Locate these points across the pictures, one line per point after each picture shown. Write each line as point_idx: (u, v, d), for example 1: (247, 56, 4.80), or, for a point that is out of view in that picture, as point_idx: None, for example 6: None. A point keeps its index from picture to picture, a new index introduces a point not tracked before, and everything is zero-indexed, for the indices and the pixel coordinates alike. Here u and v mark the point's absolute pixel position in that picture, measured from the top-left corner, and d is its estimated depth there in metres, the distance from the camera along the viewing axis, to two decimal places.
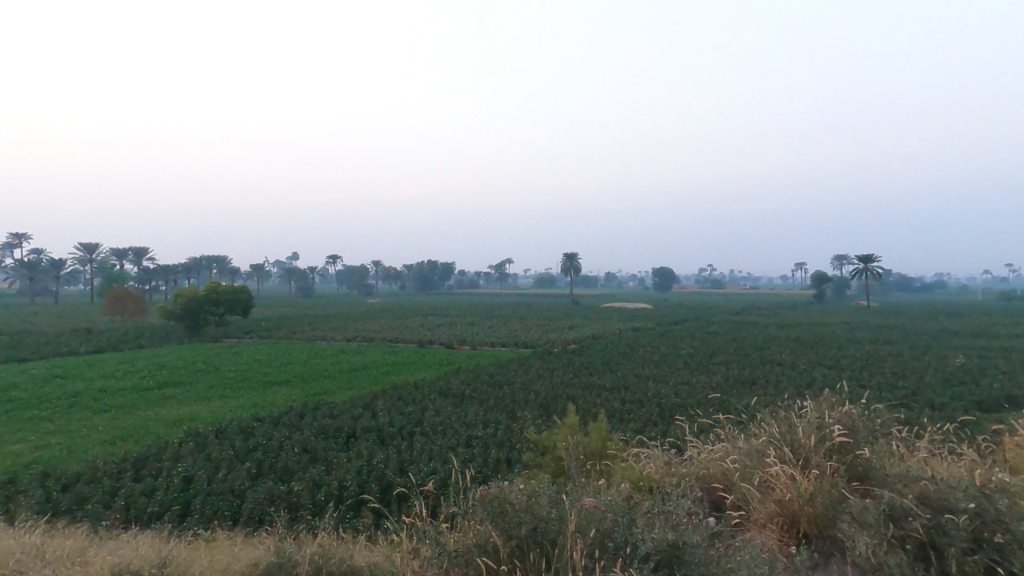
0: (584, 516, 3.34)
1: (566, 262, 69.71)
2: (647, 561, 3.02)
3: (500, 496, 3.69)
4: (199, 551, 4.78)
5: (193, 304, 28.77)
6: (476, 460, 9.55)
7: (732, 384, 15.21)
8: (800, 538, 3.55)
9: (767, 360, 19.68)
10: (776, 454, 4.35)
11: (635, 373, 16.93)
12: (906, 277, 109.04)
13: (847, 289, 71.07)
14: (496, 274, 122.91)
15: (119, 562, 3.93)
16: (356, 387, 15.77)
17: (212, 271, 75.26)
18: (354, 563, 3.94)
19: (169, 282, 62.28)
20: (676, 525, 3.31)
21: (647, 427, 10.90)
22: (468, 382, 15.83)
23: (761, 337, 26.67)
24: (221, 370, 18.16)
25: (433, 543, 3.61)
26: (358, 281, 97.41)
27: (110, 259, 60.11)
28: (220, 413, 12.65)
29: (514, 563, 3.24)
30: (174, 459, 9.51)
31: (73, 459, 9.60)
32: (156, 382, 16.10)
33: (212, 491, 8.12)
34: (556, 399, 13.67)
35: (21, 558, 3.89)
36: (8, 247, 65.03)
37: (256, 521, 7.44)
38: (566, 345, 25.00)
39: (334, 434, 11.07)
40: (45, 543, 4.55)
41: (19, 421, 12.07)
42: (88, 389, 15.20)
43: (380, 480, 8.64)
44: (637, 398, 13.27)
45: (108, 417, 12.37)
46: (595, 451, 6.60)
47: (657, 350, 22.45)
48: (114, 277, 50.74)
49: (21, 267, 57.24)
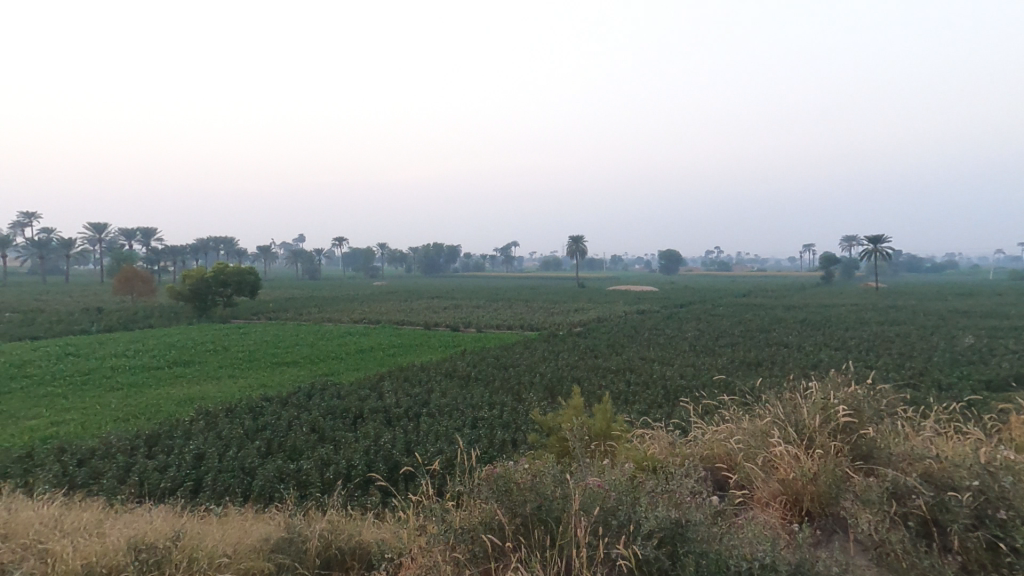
0: (588, 494, 3.39)
1: (570, 244, 69.39)
2: (650, 538, 3.07)
3: (505, 475, 3.70)
4: (212, 525, 4.89)
5: (201, 285, 28.88)
6: (481, 441, 9.64)
7: (737, 366, 15.19)
8: (804, 516, 3.58)
9: (773, 342, 19.67)
10: (781, 435, 4.37)
11: (641, 356, 16.95)
12: (916, 259, 107.77)
13: (854, 271, 70.80)
14: (501, 257, 122.54)
15: (135, 534, 4.05)
16: (364, 368, 15.94)
17: (220, 253, 75.70)
18: (363, 541, 4.06)
19: (177, 264, 62.94)
20: (680, 504, 3.36)
21: (651, 408, 10.96)
22: (474, 364, 15.94)
23: (766, 320, 26.55)
24: (230, 350, 18.37)
25: (439, 520, 3.68)
26: (363, 263, 97.52)
27: (120, 239, 60.69)
28: (230, 392, 12.82)
29: (519, 541, 3.32)
30: (185, 437, 9.66)
31: (87, 435, 9.79)
32: (167, 362, 16.31)
33: (223, 468, 8.26)
34: (560, 381, 13.73)
35: (41, 528, 4.01)
36: (19, 226, 65.69)
37: (266, 498, 7.58)
38: (572, 327, 25.09)
39: (342, 414, 11.23)
40: (63, 515, 4.67)
41: (33, 398, 12.29)
42: (99, 368, 15.41)
43: (387, 459, 8.76)
44: (643, 380, 13.36)
45: (121, 395, 12.59)
46: (599, 431, 6.66)
47: (663, 332, 22.42)
48: (122, 258, 51.06)
49: (32, 246, 57.79)
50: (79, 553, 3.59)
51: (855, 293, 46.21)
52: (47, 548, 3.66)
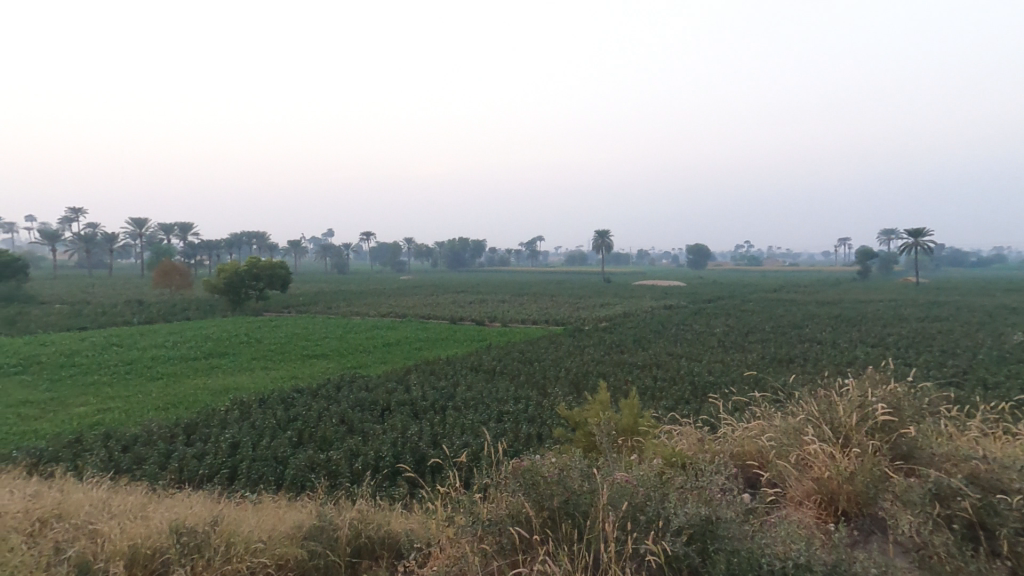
0: (616, 488, 3.39)
1: (597, 240, 68.72)
2: (680, 534, 3.05)
3: (533, 468, 3.71)
4: (246, 512, 5.03)
5: (235, 278, 29.62)
6: (507, 435, 9.68)
7: (768, 362, 14.86)
8: (839, 516, 3.51)
9: (807, 338, 19.18)
10: (815, 433, 4.28)
11: (668, 351, 16.78)
12: (959, 255, 103.31)
13: (893, 266, 68.38)
14: (527, 252, 122.65)
15: (177, 518, 4.21)
16: (390, 361, 16.16)
17: (252, 247, 77.80)
18: (389, 530, 4.18)
19: (214, 257, 65.04)
20: (710, 500, 3.33)
21: (678, 404, 10.86)
22: (499, 358, 16.04)
23: (798, 316, 25.83)
24: (263, 342, 18.86)
25: (467, 513, 3.70)
26: (390, 258, 98.72)
27: (159, 234, 62.92)
28: (262, 383, 13.18)
29: (547, 534, 3.33)
30: (221, 426, 9.98)
31: (130, 422, 10.19)
32: (204, 353, 16.88)
33: (257, 457, 8.49)
34: (586, 375, 13.74)
35: (91, 510, 4.19)
36: (67, 221, 68.74)
37: (298, 487, 7.78)
38: (597, 321, 25.05)
39: (370, 405, 11.44)
40: (113, 498, 4.88)
41: (81, 385, 12.87)
42: (141, 358, 16.03)
43: (414, 451, 8.90)
44: (670, 375, 13.24)
45: (161, 384, 13.07)
46: (627, 427, 6.63)
47: (690, 327, 22.22)
48: (162, 252, 52.75)
49: (78, 241, 60.24)
50: (126, 534, 3.76)
51: (896, 289, 44.22)
52: (97, 528, 3.82)
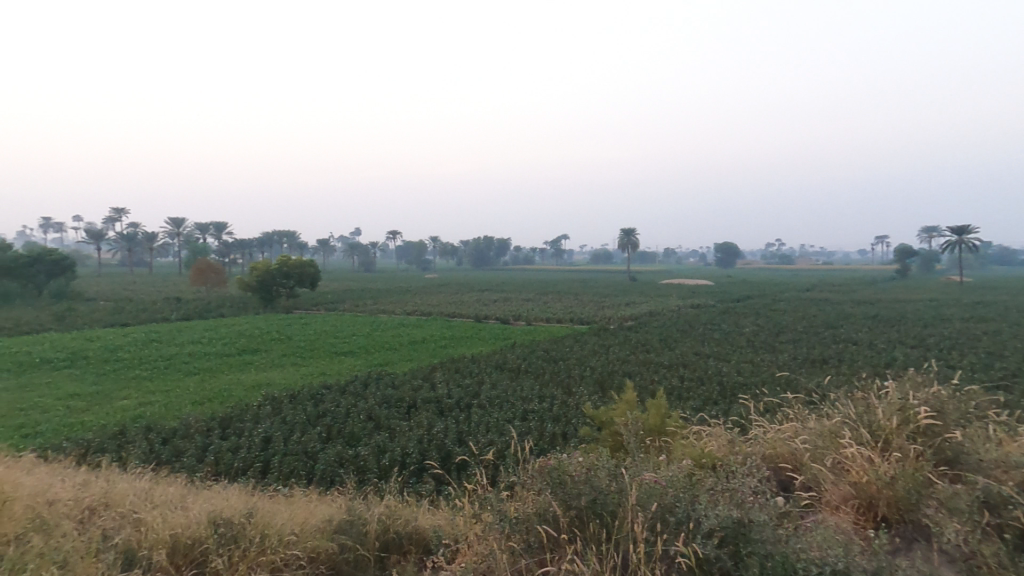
0: (644, 488, 3.35)
1: (623, 238, 68.07)
2: (711, 537, 3.01)
3: (559, 467, 3.70)
4: (279, 505, 5.15)
5: (266, 276, 30.33)
6: (532, 433, 9.68)
7: (800, 363, 14.51)
8: (879, 522, 3.41)
9: (841, 339, 18.65)
10: (852, 436, 4.16)
11: (695, 351, 16.53)
12: (1004, 253, 98.87)
13: (933, 265, 65.90)
14: (551, 250, 122.35)
15: (215, 509, 4.33)
16: (416, 359, 16.32)
17: (283, 246, 79.61)
18: (417, 526, 4.22)
19: (246, 255, 66.73)
20: (742, 503, 3.27)
21: (706, 404, 10.69)
22: (524, 356, 16.05)
23: (831, 315, 25.17)
24: (293, 339, 19.27)
25: (494, 510, 3.71)
26: (416, 257, 99.74)
27: (195, 234, 64.93)
28: (293, 379, 13.47)
29: (574, 533, 3.32)
30: (253, 421, 10.24)
31: (169, 416, 10.54)
32: (237, 349, 17.33)
33: (288, 452, 8.68)
34: (611, 374, 13.64)
35: (136, 499, 4.35)
36: (110, 221, 71.58)
37: (328, 481, 7.93)
38: (623, 320, 24.84)
39: (396, 402, 11.58)
40: (156, 488, 5.06)
41: (123, 379, 13.37)
42: (178, 353, 16.56)
43: (439, 448, 8.98)
44: (698, 375, 13.04)
45: (197, 379, 13.47)
46: (654, 427, 6.56)
47: (719, 327, 21.85)
48: (198, 250, 54.34)
49: (120, 240, 62.62)
50: (168, 523, 3.88)
51: (936, 288, 42.61)
52: (141, 517, 3.97)
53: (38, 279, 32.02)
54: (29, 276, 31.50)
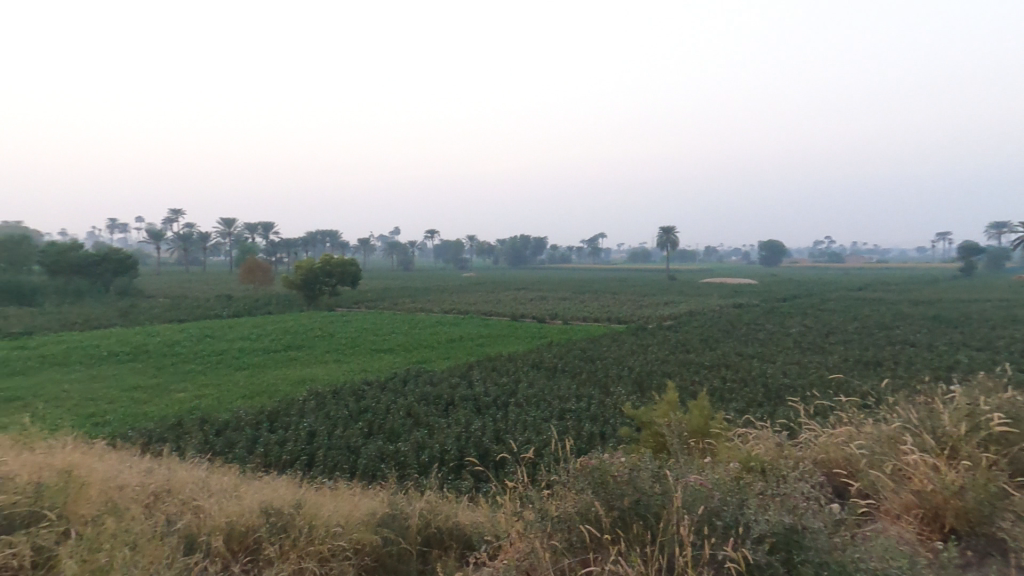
0: (690, 491, 3.26)
1: (662, 236, 66.98)
2: (761, 542, 2.90)
3: (601, 467, 3.65)
4: (326, 497, 5.26)
5: (309, 275, 31.21)
6: (570, 432, 9.62)
7: (852, 365, 13.93)
8: (947, 534, 3.22)
9: (896, 341, 17.77)
10: (914, 443, 3.95)
11: (738, 351, 16.08)
12: None
13: (997, 263, 62.03)
14: (588, 249, 121.47)
15: (267, 499, 4.48)
16: (453, 357, 16.48)
17: (325, 245, 81.91)
18: (457, 522, 4.24)
19: (291, 254, 68.94)
20: (794, 508, 3.15)
21: (750, 407, 10.38)
22: (560, 355, 15.99)
23: (885, 316, 24.02)
24: (335, 336, 19.77)
25: (535, 509, 3.70)
26: (453, 256, 100.82)
27: (244, 234, 67.58)
28: (336, 375, 13.82)
29: (617, 534, 3.27)
30: (299, 415, 10.55)
31: (222, 408, 10.99)
32: (283, 345, 17.91)
33: (332, 446, 8.91)
34: (650, 374, 13.42)
35: (196, 487, 4.55)
36: (167, 222, 75.36)
37: (370, 475, 8.09)
38: (662, 320, 24.43)
39: (434, 399, 11.71)
40: (215, 478, 5.27)
41: (179, 373, 14.03)
42: (229, 348, 17.26)
43: (477, 446, 9.03)
44: (741, 376, 12.69)
45: (247, 374, 14.00)
46: (697, 429, 6.40)
47: (762, 327, 21.21)
48: (246, 250, 56.46)
49: (176, 240, 65.80)
50: (225, 511, 4.04)
51: (1004, 288, 39.93)
52: (199, 504, 4.13)
53: (104, 277, 34.03)
54: (96, 274, 33.60)
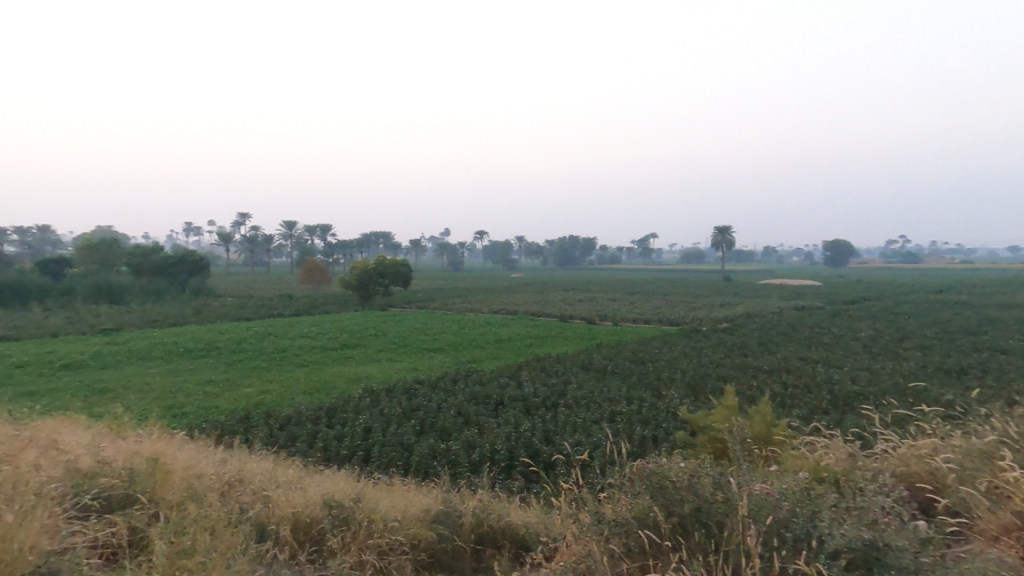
0: (755, 500, 3.08)
1: (716, 236, 64.94)
2: (837, 558, 2.69)
3: (659, 471, 3.52)
4: (383, 492, 5.34)
5: (363, 275, 32.13)
6: (621, 435, 9.42)
7: (931, 373, 12.96)
8: None
9: (982, 347, 16.40)
10: (1013, 459, 3.59)
11: (801, 356, 15.32)
12: None
13: None
14: (637, 249, 119.44)
15: (329, 492, 4.59)
16: (502, 357, 16.52)
17: (378, 246, 84.24)
18: (511, 522, 4.21)
19: (346, 255, 71.28)
20: (873, 523, 2.91)
21: (815, 414, 9.85)
22: (611, 357, 15.73)
23: (968, 321, 22.24)
24: (388, 336, 20.24)
25: (591, 512, 3.61)
26: (500, 257, 101.46)
27: (304, 236, 70.45)
28: (389, 374, 14.13)
29: (677, 541, 3.13)
30: (354, 411, 10.83)
31: (284, 403, 11.45)
32: (339, 343, 18.50)
33: (386, 442, 9.09)
34: (705, 378, 12.99)
35: (266, 478, 4.73)
36: (235, 225, 79.67)
37: (422, 472, 8.20)
38: (717, 322, 23.64)
39: (484, 399, 11.76)
40: (284, 470, 5.46)
41: (245, 368, 14.74)
42: (291, 346, 17.99)
43: (527, 446, 8.99)
44: (804, 382, 12.07)
45: (306, 371, 14.54)
46: (760, 436, 6.11)
47: (827, 331, 20.13)
48: (306, 251, 58.81)
49: (242, 242, 69.36)
50: (291, 501, 4.17)
51: None
52: (268, 494, 4.29)
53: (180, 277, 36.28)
54: (174, 274, 35.71)
